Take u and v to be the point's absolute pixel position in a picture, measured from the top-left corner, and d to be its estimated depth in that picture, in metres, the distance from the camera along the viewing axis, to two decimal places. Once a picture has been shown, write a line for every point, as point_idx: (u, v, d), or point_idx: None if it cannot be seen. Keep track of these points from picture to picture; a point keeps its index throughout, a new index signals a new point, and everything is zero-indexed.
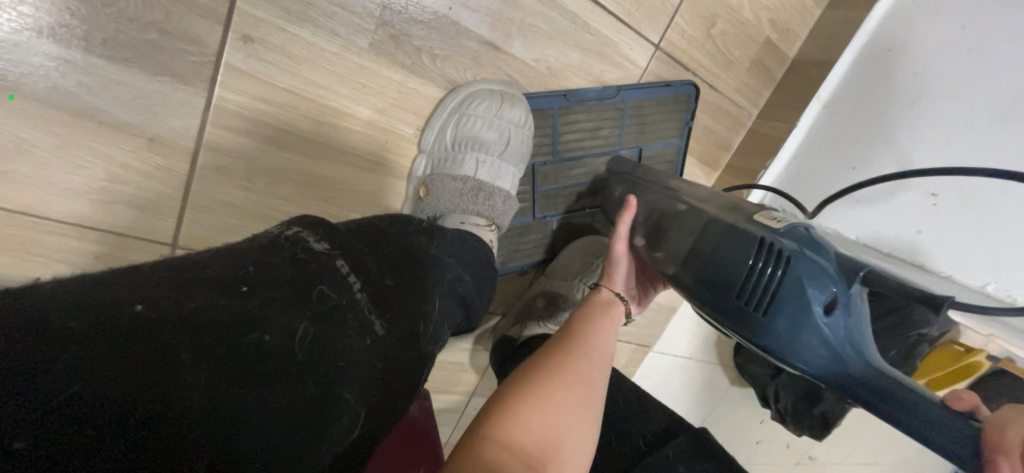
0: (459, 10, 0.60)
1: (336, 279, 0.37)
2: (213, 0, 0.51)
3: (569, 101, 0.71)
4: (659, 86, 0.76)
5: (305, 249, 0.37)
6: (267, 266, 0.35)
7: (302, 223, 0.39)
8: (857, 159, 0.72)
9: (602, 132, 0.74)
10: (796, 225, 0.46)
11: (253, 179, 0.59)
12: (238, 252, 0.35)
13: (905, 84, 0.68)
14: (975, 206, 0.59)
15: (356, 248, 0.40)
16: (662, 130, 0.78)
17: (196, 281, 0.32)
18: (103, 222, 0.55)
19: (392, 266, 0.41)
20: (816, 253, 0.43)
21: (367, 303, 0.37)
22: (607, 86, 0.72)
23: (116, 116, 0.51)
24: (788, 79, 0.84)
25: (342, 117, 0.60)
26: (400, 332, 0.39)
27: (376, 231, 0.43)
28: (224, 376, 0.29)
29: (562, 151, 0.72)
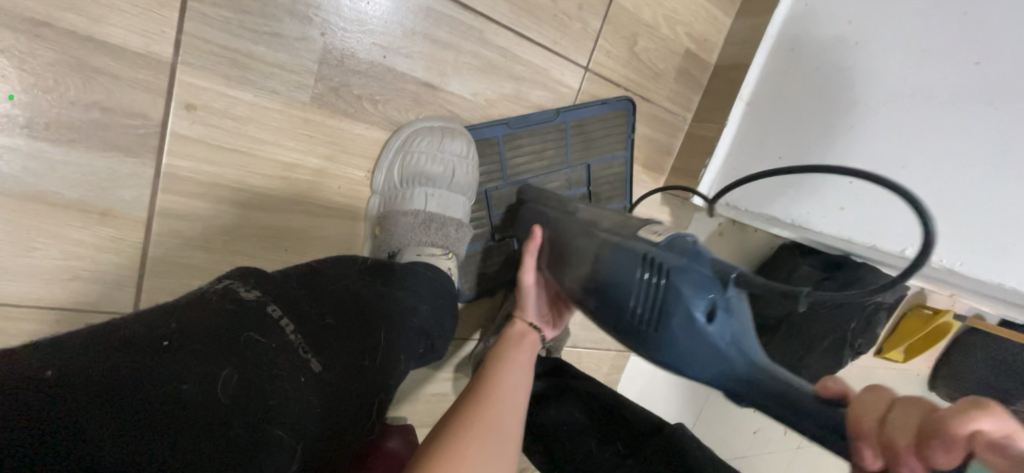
0: (393, 57, 0.64)
1: (265, 324, 0.37)
2: (152, 75, 0.53)
3: (511, 128, 0.75)
4: (595, 105, 0.81)
5: (234, 299, 0.38)
6: (192, 319, 0.35)
7: (236, 275, 0.41)
8: (782, 150, 0.77)
9: (548, 153, 0.78)
10: (676, 236, 0.51)
11: (211, 239, 0.61)
12: (164, 310, 0.36)
13: (811, 77, 0.75)
14: (887, 180, 0.65)
15: (290, 293, 0.41)
16: (605, 144, 0.83)
17: (115, 342, 0.32)
18: (61, 301, 0.55)
19: (330, 306, 0.43)
20: (694, 263, 0.49)
21: (301, 343, 0.38)
22: (545, 110, 0.77)
23: (65, 196, 0.53)
24: (713, 83, 0.90)
25: (292, 169, 0.63)
26: (339, 367, 0.40)
27: (312, 276, 0.45)
28: (145, 429, 0.29)
29: (512, 175, 0.76)
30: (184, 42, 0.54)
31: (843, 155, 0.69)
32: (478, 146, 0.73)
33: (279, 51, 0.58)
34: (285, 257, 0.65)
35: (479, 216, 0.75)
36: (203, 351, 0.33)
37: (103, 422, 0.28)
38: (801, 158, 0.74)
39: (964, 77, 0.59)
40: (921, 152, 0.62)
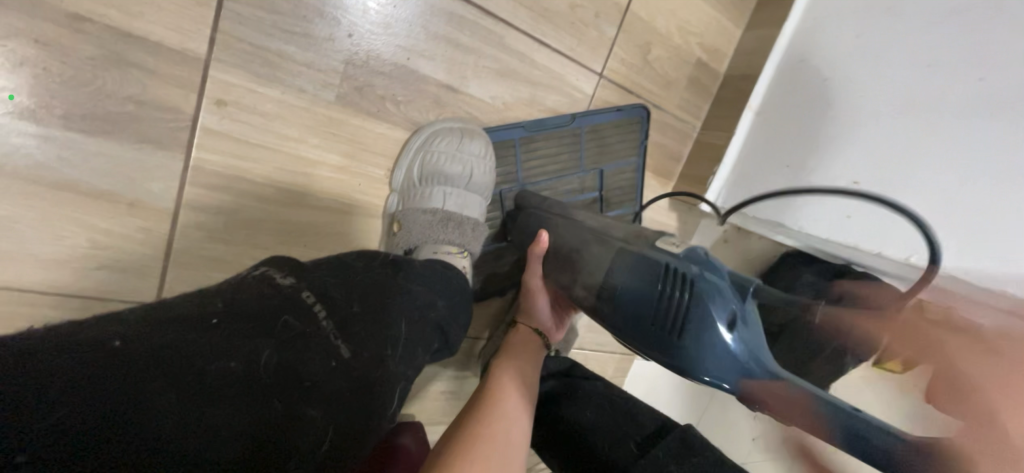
0: (416, 59, 0.66)
1: (300, 308, 0.38)
2: (186, 70, 0.55)
3: (528, 131, 0.77)
4: (609, 111, 0.83)
5: (271, 284, 0.39)
6: (234, 299, 0.37)
7: (271, 262, 0.43)
8: (791, 157, 0.79)
9: (562, 157, 0.80)
10: (693, 248, 0.54)
11: (235, 232, 0.62)
12: (205, 292, 0.37)
13: (820, 87, 0.77)
14: (894, 188, 0.67)
15: (322, 280, 0.42)
16: (617, 149, 0.85)
17: (165, 319, 0.34)
18: (87, 289, 0.56)
19: (359, 294, 0.44)
20: (714, 274, 0.51)
21: (332, 329, 0.40)
22: (560, 115, 0.79)
23: (97, 186, 0.54)
24: (723, 93, 0.93)
25: (315, 166, 0.64)
26: (366, 355, 0.41)
27: (343, 265, 0.46)
28: (193, 402, 0.30)
29: (526, 177, 0.78)
30: (217, 40, 0.55)
31: (850, 164, 0.71)
32: (495, 148, 0.75)
33: (308, 51, 0.60)
34: (304, 252, 0.66)
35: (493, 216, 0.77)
36: (242, 330, 0.35)
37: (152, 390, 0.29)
38: (809, 166, 0.76)
39: (969, 90, 0.61)
40: (928, 162, 0.64)
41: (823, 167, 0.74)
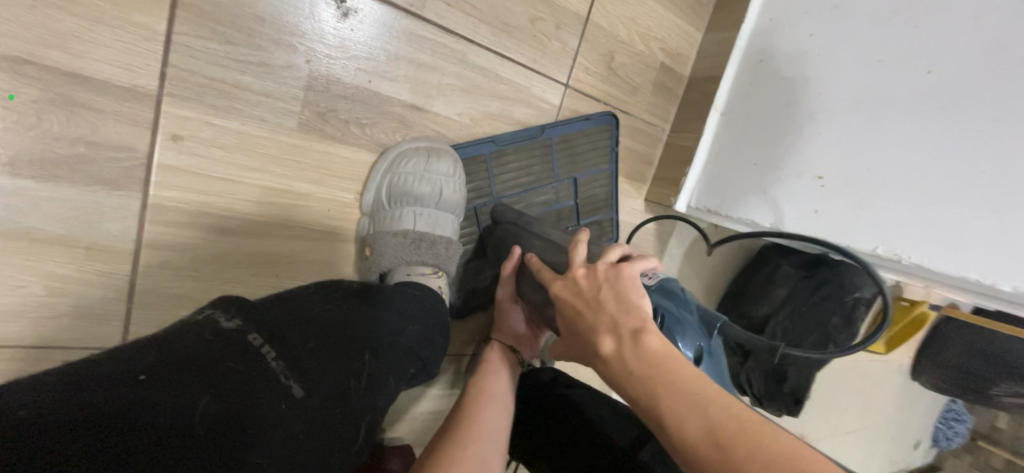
0: (379, 81, 0.66)
1: (244, 352, 0.38)
2: (138, 107, 0.53)
3: (498, 144, 0.76)
4: (578, 120, 0.83)
5: (213, 329, 0.39)
6: (171, 350, 0.36)
7: (218, 305, 0.42)
8: (756, 156, 0.81)
9: (535, 169, 0.80)
10: (666, 280, 0.54)
11: (200, 268, 0.60)
12: (142, 344, 0.36)
13: (779, 86, 0.79)
14: (855, 181, 0.68)
15: (272, 321, 0.42)
16: (589, 158, 0.85)
17: (90, 377, 0.32)
18: (45, 338, 0.54)
19: (313, 330, 0.44)
20: (681, 307, 0.53)
21: (283, 370, 0.39)
22: (530, 127, 0.79)
23: (49, 232, 0.52)
24: (688, 95, 0.94)
25: (281, 195, 0.63)
26: (323, 391, 0.41)
27: (294, 302, 0.46)
28: (121, 461, 0.29)
29: (500, 191, 0.77)
30: (169, 74, 0.54)
31: (812, 160, 0.73)
32: (466, 164, 0.74)
33: (266, 80, 0.59)
34: (275, 283, 0.65)
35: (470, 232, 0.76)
36: (177, 382, 0.34)
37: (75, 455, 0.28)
38: (773, 164, 0.78)
39: (918, 82, 0.63)
40: (883, 156, 0.66)
41: (786, 164, 0.76)
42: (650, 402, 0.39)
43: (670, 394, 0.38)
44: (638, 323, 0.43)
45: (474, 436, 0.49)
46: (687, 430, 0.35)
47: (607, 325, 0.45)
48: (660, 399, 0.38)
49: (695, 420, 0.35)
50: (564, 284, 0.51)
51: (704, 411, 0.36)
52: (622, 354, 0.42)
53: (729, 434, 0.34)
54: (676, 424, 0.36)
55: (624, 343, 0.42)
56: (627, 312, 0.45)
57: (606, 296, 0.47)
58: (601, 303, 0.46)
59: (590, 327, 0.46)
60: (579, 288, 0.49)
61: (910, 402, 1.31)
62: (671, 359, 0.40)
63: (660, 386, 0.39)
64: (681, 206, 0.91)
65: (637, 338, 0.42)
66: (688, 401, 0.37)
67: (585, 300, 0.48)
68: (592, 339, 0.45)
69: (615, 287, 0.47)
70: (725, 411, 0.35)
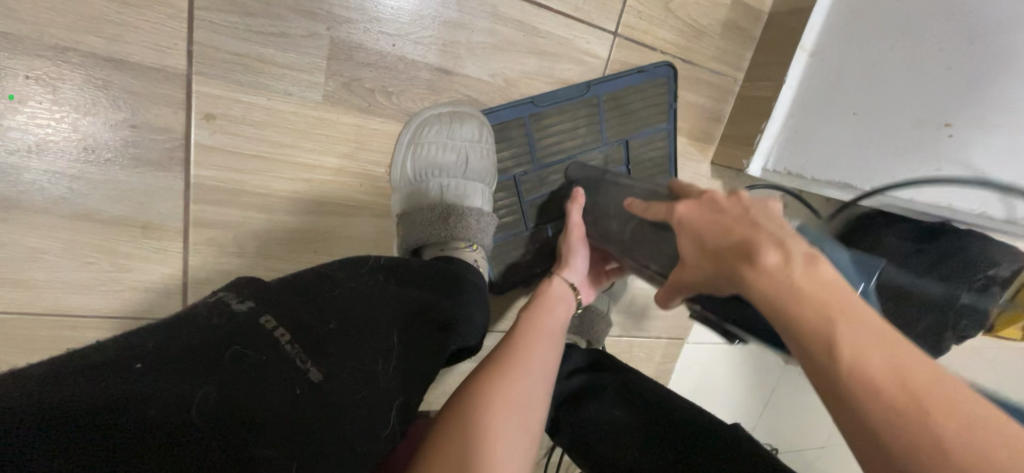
0: (403, 44, 0.61)
1: (255, 336, 0.37)
2: (172, 89, 0.54)
3: (538, 106, 0.69)
4: (630, 74, 0.73)
5: (224, 312, 0.38)
6: (180, 336, 0.36)
7: (233, 286, 0.42)
8: (857, 104, 0.65)
9: (580, 131, 0.72)
10: None
11: (243, 245, 0.62)
12: (154, 330, 0.37)
13: (892, 12, 0.62)
14: (995, 132, 0.52)
15: (284, 299, 0.41)
16: (644, 117, 0.75)
17: (102, 363, 0.33)
18: (118, 310, 0.59)
19: (333, 309, 0.42)
20: None
21: (298, 352, 0.38)
22: (572, 85, 0.71)
23: (110, 213, 0.56)
24: (767, 35, 0.79)
25: (312, 171, 0.62)
26: (341, 375, 0.38)
27: (313, 279, 0.44)
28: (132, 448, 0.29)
29: (542, 157, 0.71)
30: (196, 52, 0.54)
31: (934, 106, 0.57)
32: (501, 130, 0.68)
33: (288, 51, 0.57)
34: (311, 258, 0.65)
35: (509, 204, 0.71)
36: (181, 370, 0.34)
37: (92, 440, 0.28)
38: (878, 115, 0.63)
39: None
40: None
41: (898, 114, 0.61)
42: (829, 332, 0.29)
43: (851, 326, 0.28)
44: (813, 251, 0.34)
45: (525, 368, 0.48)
46: (875, 370, 0.27)
47: (768, 241, 0.34)
48: (839, 331, 0.28)
49: (883, 359, 0.27)
50: (691, 205, 0.42)
51: (893, 351, 0.27)
52: (795, 272, 0.32)
53: (923, 383, 0.26)
54: (853, 359, 0.27)
55: (796, 262, 0.32)
56: (790, 235, 0.35)
57: (760, 216, 0.38)
58: (753, 221, 0.37)
59: (740, 241, 0.36)
60: (720, 205, 0.40)
61: None
62: (850, 290, 0.31)
63: (840, 315, 0.29)
64: (756, 169, 0.78)
65: (814, 263, 0.32)
66: (879, 336, 0.28)
67: (730, 217, 0.39)
68: (746, 251, 0.35)
69: (765, 214, 0.38)
70: (915, 358, 0.27)
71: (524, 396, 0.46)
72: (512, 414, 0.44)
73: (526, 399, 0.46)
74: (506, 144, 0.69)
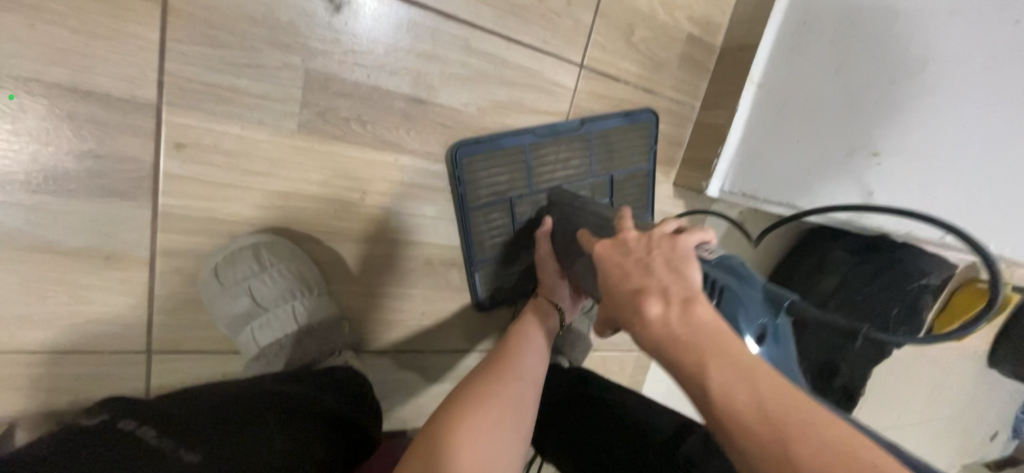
0: (378, 75, 0.63)
1: (114, 437, 0.37)
2: (141, 118, 0.54)
3: (537, 135, 0.73)
4: (616, 116, 0.79)
5: (73, 429, 0.39)
6: (53, 447, 0.36)
7: (102, 404, 0.43)
8: (801, 132, 0.72)
9: (572, 162, 0.76)
10: (728, 255, 0.50)
11: (207, 288, 0.59)
12: (62, 431, 0.39)
13: (827, 50, 0.69)
14: (914, 161, 0.59)
15: (144, 407, 0.42)
16: (627, 156, 0.80)
17: (45, 451, 0.36)
18: (78, 343, 0.57)
19: (215, 406, 0.43)
20: (746, 285, 0.48)
21: (170, 441, 0.38)
22: (572, 118, 0.76)
23: (71, 244, 0.54)
24: (720, 67, 0.85)
25: (286, 198, 0.62)
26: (277, 459, 0.41)
27: (174, 396, 0.45)
28: None
29: (537, 183, 0.74)
30: (167, 83, 0.54)
31: (865, 135, 0.64)
32: (501, 154, 0.71)
33: (262, 82, 0.58)
34: (269, 330, 0.61)
35: (504, 229, 0.74)
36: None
37: None
38: (820, 141, 0.69)
39: (1001, 40, 0.53)
40: (953, 130, 0.56)
41: (834, 141, 0.67)
42: (700, 370, 0.35)
43: (721, 367, 0.34)
44: (690, 293, 0.40)
45: (512, 374, 0.48)
46: (738, 406, 0.32)
47: (656, 290, 0.40)
48: (710, 375, 0.34)
49: (745, 395, 0.33)
50: (609, 243, 0.47)
51: (754, 384, 0.33)
52: (672, 320, 0.38)
53: (782, 413, 0.31)
54: (722, 399, 0.33)
55: (675, 308, 0.39)
56: (680, 282, 0.41)
57: (657, 260, 0.43)
58: (648, 267, 0.43)
59: (636, 287, 0.42)
60: (628, 246, 0.46)
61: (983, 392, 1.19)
62: (719, 331, 0.37)
63: (710, 354, 0.35)
64: (714, 190, 0.84)
65: (690, 306, 0.38)
66: (735, 369, 0.34)
67: (633, 259, 0.44)
68: (636, 298, 0.41)
69: (668, 254, 0.44)
70: (776, 389, 0.33)
71: (516, 402, 0.46)
72: (504, 416, 0.43)
73: (515, 401, 0.46)
74: (504, 168, 0.72)
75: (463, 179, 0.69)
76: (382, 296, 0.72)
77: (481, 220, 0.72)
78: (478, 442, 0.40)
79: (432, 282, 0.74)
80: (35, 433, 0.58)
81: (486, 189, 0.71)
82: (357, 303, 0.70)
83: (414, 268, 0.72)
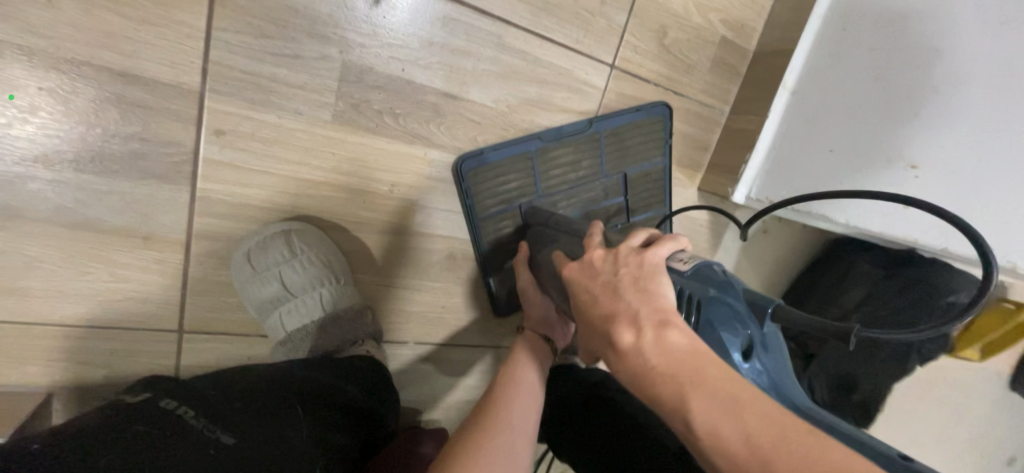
0: (412, 69, 0.63)
1: (159, 415, 0.39)
2: (184, 104, 0.55)
3: (544, 141, 0.73)
4: (627, 112, 0.78)
5: (118, 405, 0.40)
6: (104, 419, 0.37)
7: (142, 384, 0.44)
8: (834, 141, 0.70)
9: (583, 164, 0.76)
10: (705, 264, 0.48)
11: (238, 273, 0.60)
12: (108, 405, 0.40)
13: (867, 59, 0.68)
14: (956, 175, 0.58)
15: (184, 387, 0.43)
16: (641, 153, 0.79)
17: (98, 422, 0.37)
18: (115, 319, 0.60)
19: (252, 391, 0.45)
20: (723, 295, 0.46)
21: (209, 424, 0.39)
22: (580, 120, 0.75)
23: (112, 223, 0.56)
24: (752, 72, 0.84)
25: (317, 187, 0.63)
26: (299, 448, 0.42)
27: (212, 377, 0.46)
28: None
29: (546, 189, 0.74)
30: (210, 70, 0.55)
31: (903, 147, 0.62)
32: (508, 164, 0.71)
33: (300, 72, 0.59)
34: (297, 315, 0.62)
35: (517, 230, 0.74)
36: (90, 446, 0.34)
37: None
38: (854, 151, 0.68)
39: None
40: (1001, 144, 0.54)
41: (870, 152, 0.66)
42: (681, 403, 0.35)
43: (702, 396, 0.34)
44: (661, 314, 0.40)
45: (503, 414, 0.48)
46: (726, 439, 0.33)
47: (625, 318, 0.41)
48: (691, 405, 0.34)
49: (732, 430, 0.32)
50: (577, 268, 0.49)
51: (737, 415, 0.33)
52: (644, 347, 0.38)
53: (768, 447, 0.31)
54: (710, 435, 0.33)
55: (646, 334, 0.39)
56: (652, 304, 0.41)
57: (625, 282, 0.44)
58: (617, 291, 0.43)
59: (607, 314, 0.42)
60: (595, 269, 0.47)
61: (1004, 414, 1.16)
62: (699, 357, 0.37)
63: (688, 388, 0.35)
64: (740, 196, 0.83)
65: (662, 331, 0.39)
66: (717, 400, 0.34)
67: (601, 283, 0.45)
68: (610, 328, 0.41)
69: (635, 273, 0.44)
70: (760, 418, 0.32)
71: (508, 444, 0.45)
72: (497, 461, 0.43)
73: (509, 445, 0.45)
74: (512, 176, 0.72)
75: (470, 190, 0.70)
76: (405, 288, 0.72)
77: (491, 227, 0.72)
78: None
79: (454, 276, 0.75)
80: (70, 404, 0.60)
81: (494, 199, 0.71)
82: (378, 294, 0.72)
83: (437, 262, 0.73)
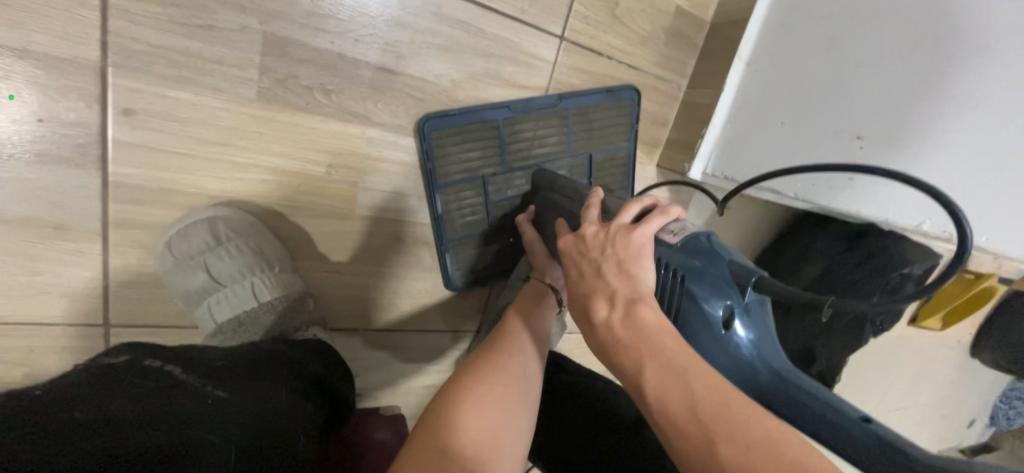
0: (342, 42, 0.60)
1: (153, 372, 0.38)
2: (85, 81, 0.51)
3: (513, 111, 0.71)
4: (599, 92, 0.76)
5: (100, 366, 0.38)
6: (95, 376, 0.37)
7: (115, 349, 0.42)
8: (785, 113, 0.69)
9: (549, 139, 0.74)
10: (694, 236, 0.50)
11: (161, 261, 0.57)
12: (86, 368, 0.38)
13: (818, 28, 0.66)
14: (898, 144, 0.57)
15: (167, 350, 0.42)
16: (610, 134, 0.78)
17: (95, 377, 0.36)
18: (33, 316, 0.56)
19: (236, 358, 0.45)
20: (709, 264, 0.48)
21: (202, 382, 0.39)
22: (548, 94, 0.73)
23: (14, 213, 0.52)
24: (709, 44, 0.82)
25: (248, 169, 0.60)
26: (291, 406, 0.44)
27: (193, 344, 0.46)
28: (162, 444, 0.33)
29: (510, 161, 0.72)
30: (111, 43, 0.51)
31: (851, 115, 0.61)
32: (474, 128, 0.69)
33: (216, 45, 0.54)
34: (227, 304, 0.58)
35: (476, 205, 0.71)
36: (86, 398, 0.34)
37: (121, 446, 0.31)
38: (804, 122, 0.67)
39: (990, 14, 0.49)
40: (941, 111, 0.53)
41: (817, 123, 0.65)
42: (638, 371, 0.37)
43: (657, 366, 0.37)
44: (636, 294, 0.42)
45: (516, 347, 0.51)
46: (670, 404, 0.35)
47: (604, 293, 0.43)
48: (645, 374, 0.37)
49: (679, 395, 0.35)
50: (570, 240, 0.49)
51: (687, 384, 0.35)
52: (614, 322, 0.41)
53: (710, 413, 0.33)
54: (659, 400, 0.35)
55: (618, 311, 0.41)
56: (631, 282, 0.43)
57: (610, 263, 0.44)
58: (600, 271, 0.44)
59: (585, 291, 0.44)
60: (585, 244, 0.47)
61: (962, 378, 1.19)
62: (660, 335, 0.39)
63: (648, 356, 0.38)
64: (696, 173, 0.81)
65: (633, 308, 0.41)
66: (673, 374, 0.36)
67: (589, 261, 0.46)
68: (586, 304, 0.43)
69: (620, 254, 0.44)
70: (707, 388, 0.35)
71: (518, 371, 0.48)
72: (508, 388, 0.46)
73: (520, 373, 0.48)
74: (476, 143, 0.69)
75: (431, 153, 0.67)
76: (351, 274, 0.70)
77: (451, 197, 0.69)
78: (479, 415, 0.42)
79: (402, 260, 0.72)
80: None
81: (457, 165, 0.69)
82: (324, 281, 0.69)
83: (386, 245, 0.70)
